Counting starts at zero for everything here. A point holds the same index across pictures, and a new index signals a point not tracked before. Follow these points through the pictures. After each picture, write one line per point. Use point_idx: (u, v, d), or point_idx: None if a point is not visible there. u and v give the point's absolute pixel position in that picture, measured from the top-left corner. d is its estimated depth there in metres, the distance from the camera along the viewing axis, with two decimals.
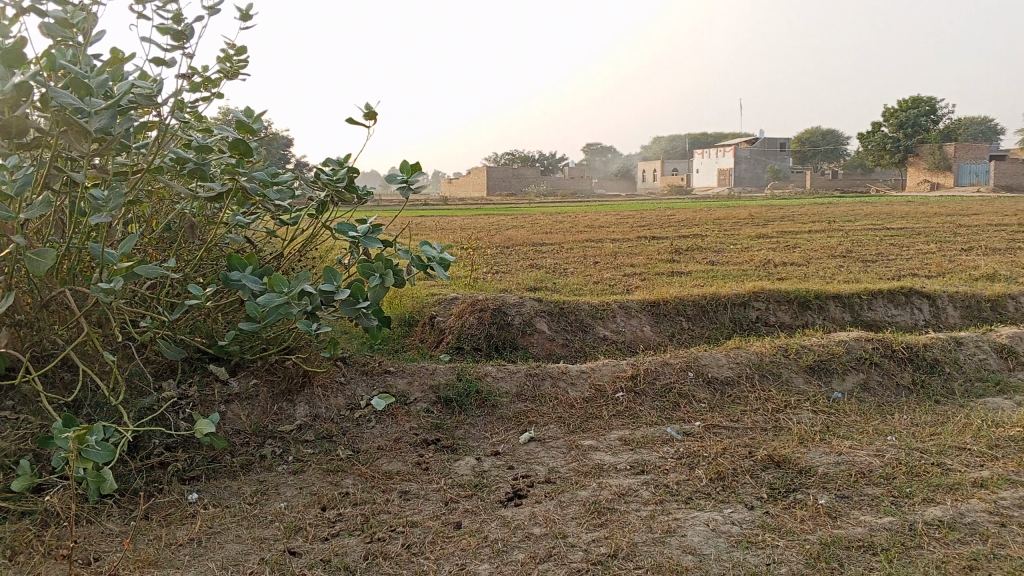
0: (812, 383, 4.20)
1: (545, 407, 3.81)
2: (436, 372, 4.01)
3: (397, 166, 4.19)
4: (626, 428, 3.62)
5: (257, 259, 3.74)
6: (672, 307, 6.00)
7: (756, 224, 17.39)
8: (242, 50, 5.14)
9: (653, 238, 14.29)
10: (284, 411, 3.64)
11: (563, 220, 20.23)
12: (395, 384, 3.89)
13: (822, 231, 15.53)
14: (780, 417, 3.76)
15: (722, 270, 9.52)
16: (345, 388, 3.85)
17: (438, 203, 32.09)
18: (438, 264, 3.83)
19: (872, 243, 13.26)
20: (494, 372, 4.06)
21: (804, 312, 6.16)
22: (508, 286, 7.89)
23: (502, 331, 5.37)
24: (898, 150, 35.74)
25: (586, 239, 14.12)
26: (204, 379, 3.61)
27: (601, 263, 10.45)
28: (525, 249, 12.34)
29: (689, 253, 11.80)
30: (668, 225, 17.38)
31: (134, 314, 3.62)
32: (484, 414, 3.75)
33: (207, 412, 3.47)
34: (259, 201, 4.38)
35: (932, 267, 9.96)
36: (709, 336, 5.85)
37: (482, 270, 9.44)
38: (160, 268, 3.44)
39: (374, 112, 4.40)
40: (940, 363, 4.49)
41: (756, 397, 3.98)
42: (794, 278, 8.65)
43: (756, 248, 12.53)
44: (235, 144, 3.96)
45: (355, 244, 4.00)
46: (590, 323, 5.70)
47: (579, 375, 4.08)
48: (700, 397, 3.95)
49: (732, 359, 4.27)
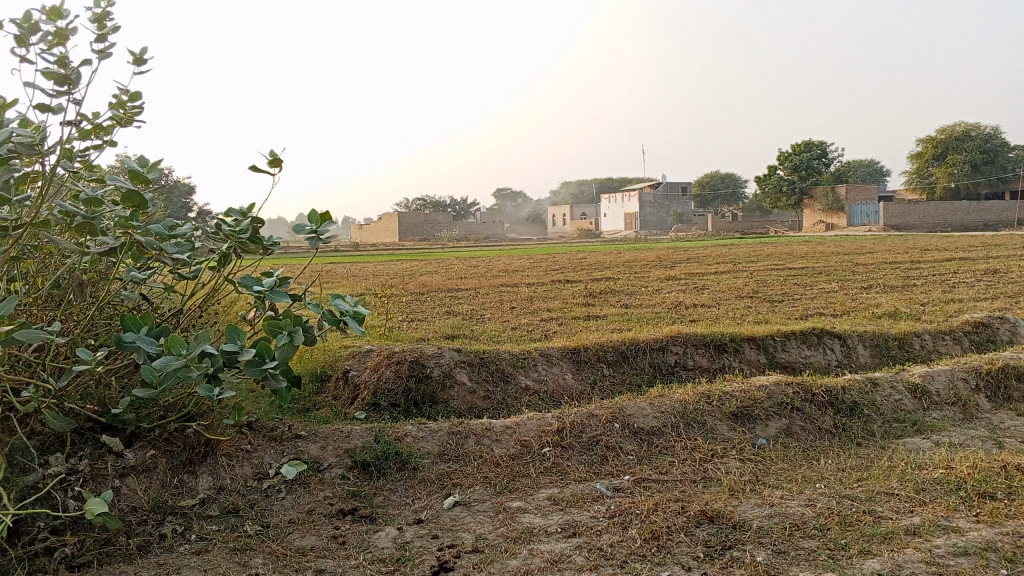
0: (737, 430, 4.16)
1: (469, 467, 3.64)
2: (351, 435, 3.80)
3: (306, 216, 3.99)
4: (554, 486, 3.47)
5: (153, 318, 3.49)
6: (592, 353, 5.92)
7: (665, 266, 17.69)
8: (138, 96, 4.89)
9: (567, 281, 14.32)
10: (186, 483, 3.36)
11: (476, 264, 20.13)
12: (306, 450, 3.65)
13: (729, 272, 15.88)
14: (709, 467, 3.68)
15: (637, 313, 9.54)
16: (252, 457, 3.59)
17: (349, 249, 31.58)
18: (351, 318, 3.62)
19: (778, 282, 13.61)
20: (414, 432, 3.87)
21: (721, 355, 6.17)
22: (424, 335, 7.68)
23: (420, 385, 5.17)
24: (795, 192, 37.23)
25: (500, 283, 14.03)
26: (96, 452, 3.29)
27: (517, 308, 10.35)
28: (439, 295, 12.15)
29: (604, 296, 11.83)
30: (581, 268, 17.49)
31: (15, 383, 3.30)
32: (404, 478, 3.55)
33: (99, 489, 3.15)
34: (156, 255, 4.11)
35: (837, 305, 10.25)
36: (630, 382, 5.78)
37: (397, 318, 9.20)
38: (44, 332, 3.15)
39: (279, 160, 4.21)
40: (858, 405, 4.52)
41: (683, 447, 3.90)
42: (708, 321, 8.72)
43: (668, 290, 12.67)
44: (129, 196, 3.70)
45: (262, 300, 3.77)
46: (511, 373, 5.55)
47: (503, 432, 3.92)
48: (627, 449, 3.84)
49: (657, 408, 4.19)
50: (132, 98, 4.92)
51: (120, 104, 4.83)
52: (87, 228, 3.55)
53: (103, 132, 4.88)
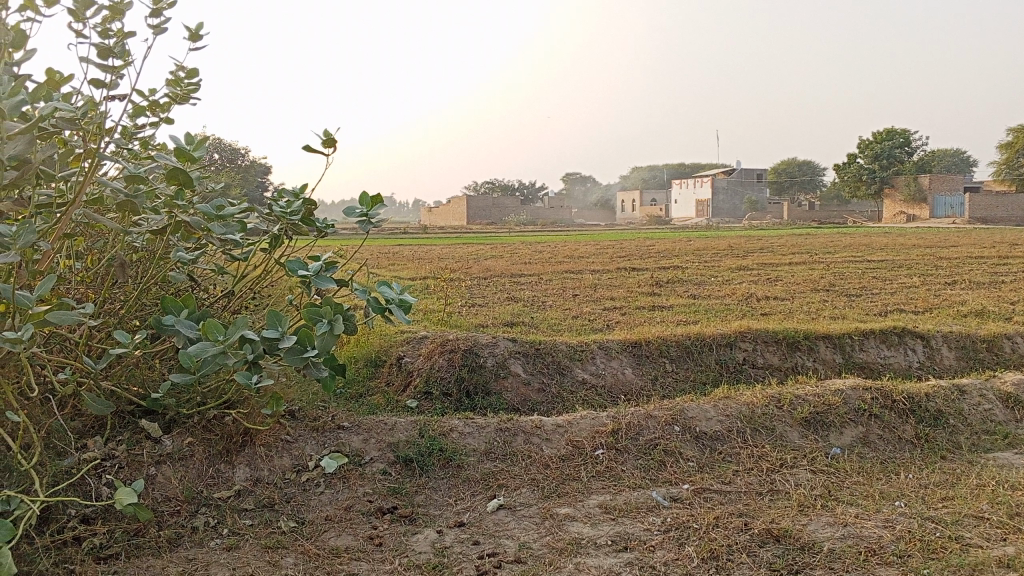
0: (809, 437, 3.85)
1: (516, 467, 3.43)
2: (395, 428, 3.63)
3: (357, 199, 3.82)
4: (607, 493, 3.24)
5: (195, 301, 3.38)
6: (654, 347, 5.65)
7: (735, 256, 17.15)
8: (195, 73, 4.79)
9: (633, 269, 13.98)
10: (222, 473, 3.24)
11: (541, 248, 19.88)
12: (348, 443, 3.50)
13: (803, 263, 15.31)
14: (776, 479, 3.40)
15: (704, 305, 9.20)
16: (291, 448, 3.45)
17: (415, 231, 31.65)
18: (397, 306, 3.46)
19: (855, 276, 13.03)
20: (460, 427, 3.68)
21: (793, 353, 5.83)
22: (482, 322, 7.51)
23: (473, 375, 4.99)
24: (874, 182, 35.89)
25: (564, 270, 13.80)
26: (133, 438, 3.20)
27: (580, 296, 10.09)
28: (501, 281, 11.96)
29: (670, 285, 11.48)
30: (648, 256, 17.12)
31: (55, 365, 3.23)
32: (447, 477, 3.36)
33: (133, 477, 3.05)
34: (204, 235, 4.01)
35: (918, 301, 9.72)
36: (695, 380, 5.49)
37: (457, 304, 9.04)
38: (81, 314, 3.06)
39: (333, 141, 4.05)
40: (944, 415, 4.16)
41: (748, 454, 3.62)
42: (779, 315, 8.33)
43: (738, 281, 12.24)
44: (173, 175, 3.58)
45: (307, 284, 3.63)
46: (568, 365, 5.33)
47: (554, 431, 3.71)
48: (688, 454, 3.58)
49: (722, 411, 3.92)
50: (190, 75, 4.83)
51: (177, 81, 4.74)
52: (130, 209, 3.45)
53: (160, 109, 4.81)
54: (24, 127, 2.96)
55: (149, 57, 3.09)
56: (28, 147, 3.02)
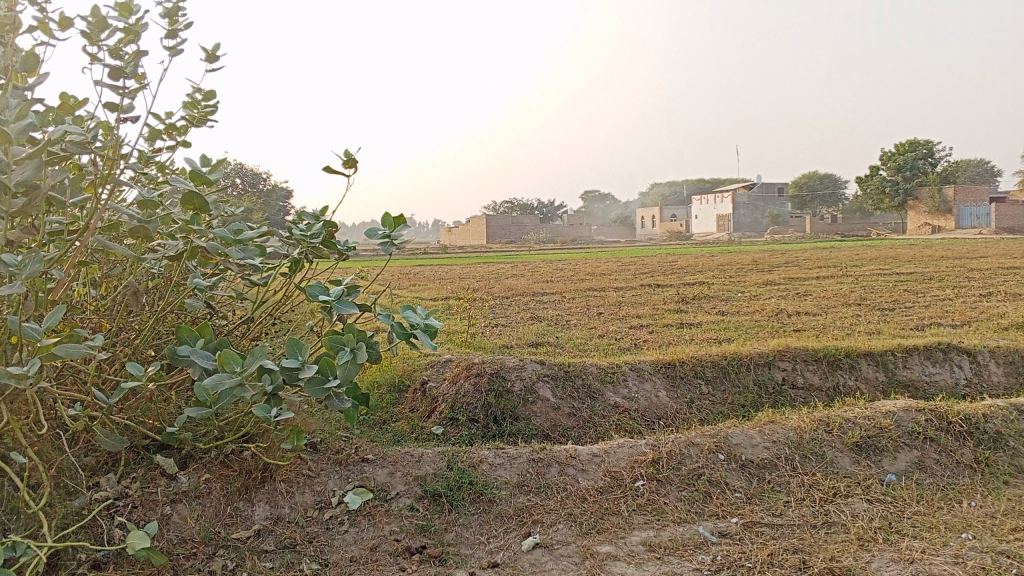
0: (861, 463, 3.61)
1: (552, 501, 3.23)
2: (421, 461, 3.44)
3: (379, 220, 3.65)
4: (649, 529, 3.03)
5: (212, 330, 3.22)
6: (689, 368, 5.43)
7: (760, 270, 16.87)
8: (212, 95, 4.67)
9: (658, 286, 13.75)
10: (241, 512, 3.05)
11: (563, 267, 19.70)
12: (373, 477, 3.30)
13: (831, 277, 15.00)
14: (830, 510, 3.17)
15: (735, 321, 8.96)
16: (314, 483, 3.25)
17: (435, 251, 31.55)
18: (422, 332, 3.28)
19: (887, 289, 12.72)
20: (491, 459, 3.49)
21: (835, 372, 5.58)
22: (508, 343, 7.32)
23: (501, 400, 4.80)
24: (898, 193, 35.46)
25: (587, 288, 13.59)
26: (148, 475, 3.03)
27: (606, 314, 9.88)
28: (525, 300, 11.77)
29: (697, 302, 11.24)
30: (672, 272, 16.88)
31: (67, 399, 3.07)
32: (478, 512, 3.16)
33: (148, 518, 2.88)
34: (222, 260, 3.86)
35: (955, 314, 9.42)
36: (732, 402, 5.26)
37: (481, 325, 8.86)
38: (91, 346, 2.90)
39: (354, 161, 3.90)
40: (1003, 437, 3.92)
41: (799, 484, 3.40)
42: (813, 331, 8.08)
43: (766, 296, 11.98)
44: (188, 199, 3.43)
45: (328, 309, 3.46)
46: (599, 389, 5.12)
47: (590, 461, 3.50)
48: (734, 485, 3.36)
49: (768, 437, 3.70)
50: (206, 98, 4.72)
51: (193, 104, 4.62)
52: (144, 234, 3.29)
53: (176, 132, 4.70)
54: (31, 151, 2.82)
55: (163, 79, 2.95)
56: (36, 172, 2.87)
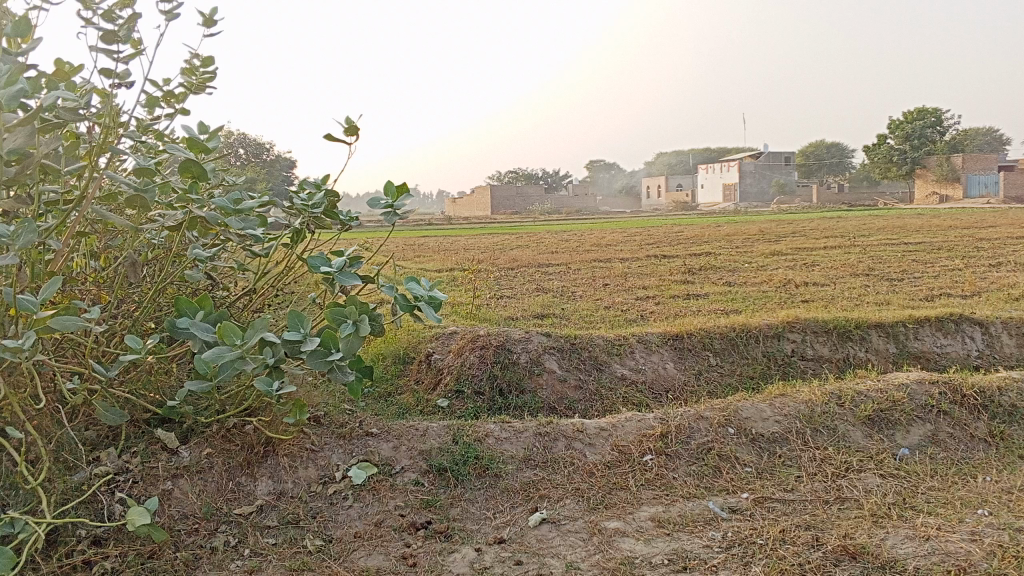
0: (874, 437, 3.55)
1: (559, 475, 3.17)
2: (426, 434, 3.38)
3: (382, 189, 3.56)
4: (659, 504, 2.98)
5: (212, 302, 3.15)
6: (697, 340, 5.36)
7: (767, 240, 16.74)
8: (211, 61, 4.57)
9: (664, 256, 13.65)
10: (243, 487, 3.00)
11: (567, 237, 19.59)
12: (377, 451, 3.25)
13: (838, 247, 14.89)
14: (843, 485, 3.12)
15: (742, 292, 8.88)
16: (317, 457, 3.20)
17: (439, 221, 31.44)
18: (426, 304, 3.21)
19: (895, 259, 12.60)
20: (496, 432, 3.41)
21: (845, 344, 5.51)
22: (513, 314, 7.25)
23: (507, 372, 4.74)
24: (906, 163, 35.14)
25: (592, 259, 13.49)
26: (149, 450, 2.98)
27: (612, 285, 9.80)
28: (530, 270, 11.70)
29: (704, 272, 11.15)
30: (678, 242, 16.76)
31: (65, 373, 3.02)
32: (484, 487, 3.10)
33: (149, 493, 2.83)
34: (222, 230, 3.79)
35: (964, 285, 9.33)
36: (741, 374, 5.20)
37: (486, 296, 8.80)
38: (87, 319, 2.84)
39: (356, 128, 3.80)
40: (1019, 410, 3.84)
41: (810, 458, 3.33)
42: (822, 302, 7.99)
43: (774, 266, 11.87)
44: (186, 167, 3.35)
45: (330, 281, 3.39)
46: (606, 361, 5.05)
47: (598, 435, 3.45)
48: (744, 459, 3.31)
49: (779, 410, 3.64)
50: (205, 64, 4.61)
51: (191, 70, 4.52)
52: (142, 204, 3.21)
53: (175, 100, 4.60)
54: (23, 118, 2.73)
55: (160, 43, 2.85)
56: (28, 140, 2.78)
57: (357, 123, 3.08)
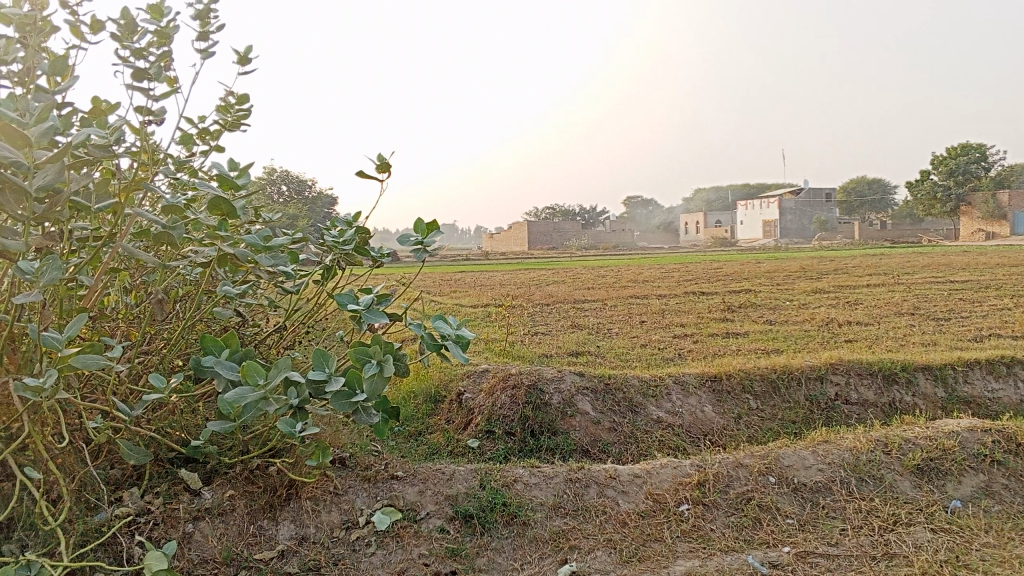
0: (923, 488, 3.37)
1: (590, 525, 3.05)
2: (453, 479, 3.29)
3: (411, 226, 3.50)
4: (695, 558, 2.84)
5: (238, 340, 3.10)
6: (736, 382, 5.21)
7: (808, 277, 16.47)
8: (246, 99, 4.59)
9: (702, 294, 13.46)
10: (265, 531, 2.92)
11: (604, 273, 19.47)
12: (402, 496, 3.15)
13: (882, 285, 14.56)
14: (891, 540, 2.94)
15: (783, 332, 8.67)
16: (341, 500, 3.11)
17: (476, 257, 31.55)
18: (453, 344, 3.13)
19: (942, 298, 12.27)
20: (526, 478, 3.33)
21: (891, 387, 5.31)
22: (547, 352, 7.15)
23: (539, 413, 4.63)
24: (951, 199, 34.50)
25: (629, 295, 13.35)
26: (171, 491, 2.93)
27: (649, 323, 9.66)
28: (566, 308, 11.59)
29: (743, 310, 10.95)
30: (717, 279, 16.54)
31: (90, 412, 2.98)
32: (512, 536, 2.99)
33: (169, 536, 2.77)
34: (252, 267, 3.75)
35: (1016, 326, 9.02)
36: (783, 418, 5.02)
37: (521, 333, 8.70)
38: (108, 358, 2.80)
39: (388, 165, 3.77)
40: None
41: (855, 510, 3.17)
42: (866, 343, 7.77)
43: (816, 305, 11.62)
44: (215, 204, 3.32)
45: (358, 319, 3.33)
46: (641, 403, 4.92)
47: (632, 482, 3.32)
48: (786, 510, 3.16)
49: (822, 458, 3.49)
50: (241, 102, 4.63)
51: (227, 108, 4.54)
52: (169, 241, 3.18)
53: (211, 137, 4.62)
54: (53, 155, 2.71)
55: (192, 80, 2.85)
56: (57, 177, 2.76)
57: (387, 160, 3.03)
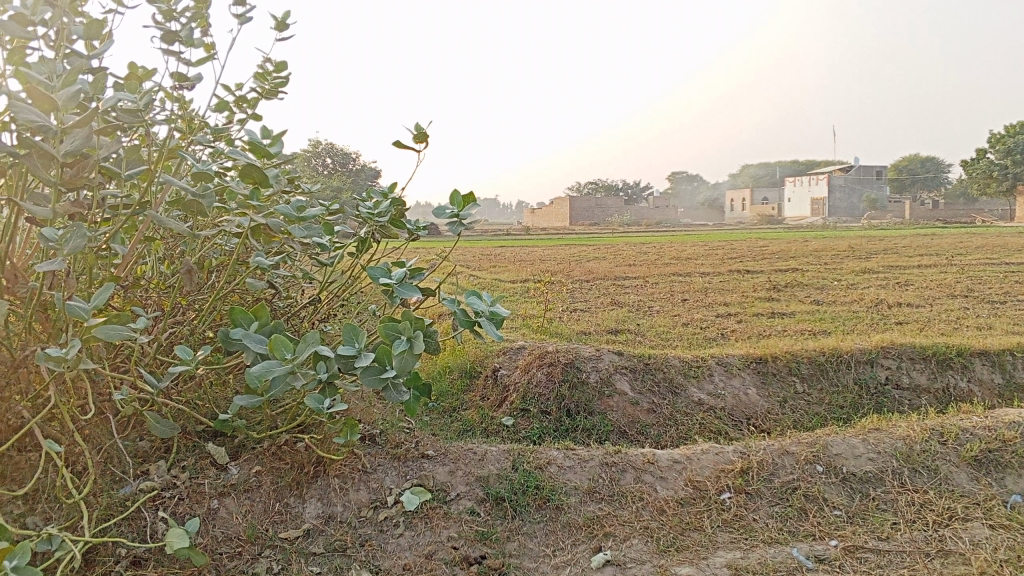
0: (980, 481, 3.18)
1: (626, 511, 2.92)
2: (485, 460, 3.18)
3: (447, 199, 3.37)
4: (736, 549, 2.70)
5: (267, 313, 3.00)
6: (782, 364, 5.03)
7: (856, 257, 16.07)
8: (284, 67, 4.50)
9: (747, 272, 13.18)
10: (291, 509, 2.84)
11: (646, 249, 19.24)
12: (432, 476, 3.06)
13: (933, 266, 14.14)
14: (946, 535, 2.77)
15: (830, 312, 8.43)
16: (370, 478, 3.02)
17: (517, 232, 31.41)
18: (487, 320, 3.00)
19: (998, 280, 11.83)
20: (560, 460, 3.22)
21: (945, 372, 5.09)
22: (587, 330, 7.01)
23: (575, 392, 4.51)
24: (1007, 179, 33.37)
25: (671, 272, 13.12)
26: (198, 464, 2.87)
27: (692, 301, 9.46)
28: (607, 284, 11.42)
29: (790, 289, 10.68)
30: (762, 257, 16.21)
31: (117, 383, 2.92)
32: (544, 520, 2.87)
33: (193, 512, 2.70)
34: (284, 238, 3.66)
35: None
36: (830, 402, 4.84)
37: (559, 309, 8.57)
38: (132, 330, 2.70)
39: (425, 135, 3.65)
40: None
41: (908, 502, 3.00)
42: (917, 326, 7.50)
43: (865, 284, 11.30)
44: (248, 172, 3.20)
45: (390, 293, 3.21)
46: (682, 384, 4.77)
47: (670, 468, 3.19)
48: (834, 501, 3.00)
49: (873, 447, 3.33)
50: (278, 69, 4.54)
51: (264, 76, 4.45)
52: (199, 210, 3.07)
53: (248, 105, 4.54)
54: (80, 118, 2.61)
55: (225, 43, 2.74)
56: (85, 142, 2.67)
57: (425, 128, 2.90)
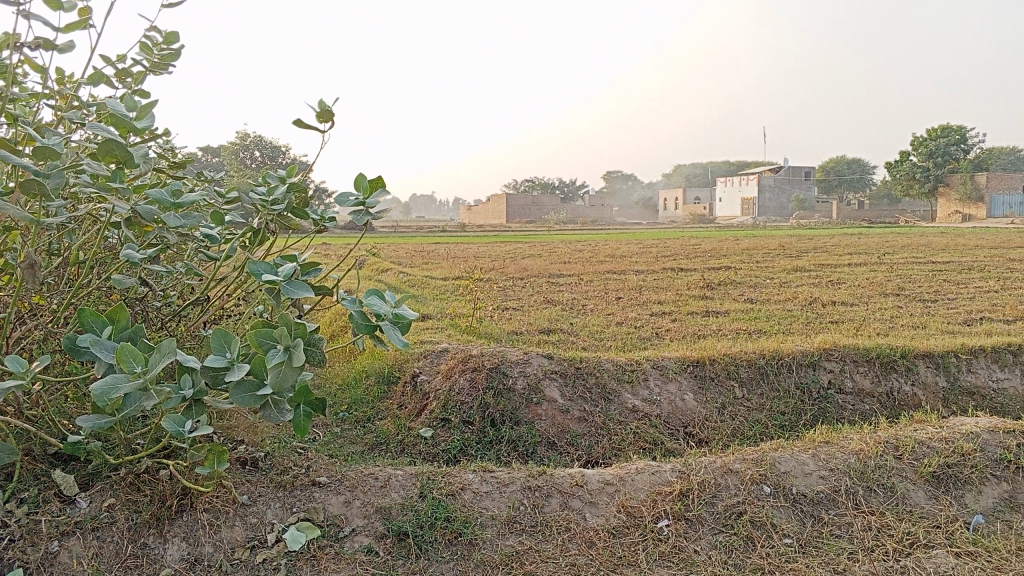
0: (939, 499, 2.88)
1: (549, 545, 2.53)
2: (388, 487, 2.75)
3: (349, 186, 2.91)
4: None
5: (126, 315, 2.47)
6: (721, 367, 4.71)
7: (787, 256, 16.08)
8: (175, 38, 3.96)
9: (682, 270, 13.00)
10: (149, 550, 2.36)
11: (579, 248, 18.96)
12: (323, 508, 2.62)
13: (863, 264, 14.21)
14: (909, 566, 2.44)
15: (766, 311, 8.21)
16: (250, 511, 2.56)
17: (449, 230, 30.87)
18: (389, 324, 2.56)
19: (926, 279, 11.88)
20: (475, 485, 2.81)
21: (889, 375, 4.85)
22: (516, 330, 6.61)
23: (499, 400, 4.10)
24: (928, 180, 34.16)
25: (605, 270, 12.84)
26: (37, 499, 2.36)
27: (626, 299, 9.16)
28: (539, 282, 11.06)
29: (724, 288, 10.49)
30: (696, 256, 16.10)
31: None
32: (454, 558, 2.46)
33: (21, 559, 2.20)
34: (161, 227, 3.14)
35: (1006, 309, 8.63)
36: (771, 408, 4.54)
37: (490, 308, 8.14)
38: None
39: None
40: None
41: (864, 528, 2.68)
42: (854, 325, 7.31)
43: (799, 283, 11.19)
44: (107, 149, 2.65)
45: (276, 291, 2.73)
46: (615, 389, 4.41)
47: (602, 491, 2.81)
48: (783, 528, 2.66)
49: (824, 463, 3.00)
50: (168, 41, 4.00)
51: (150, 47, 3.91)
52: (42, 191, 2.54)
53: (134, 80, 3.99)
54: None
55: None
56: None
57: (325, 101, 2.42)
